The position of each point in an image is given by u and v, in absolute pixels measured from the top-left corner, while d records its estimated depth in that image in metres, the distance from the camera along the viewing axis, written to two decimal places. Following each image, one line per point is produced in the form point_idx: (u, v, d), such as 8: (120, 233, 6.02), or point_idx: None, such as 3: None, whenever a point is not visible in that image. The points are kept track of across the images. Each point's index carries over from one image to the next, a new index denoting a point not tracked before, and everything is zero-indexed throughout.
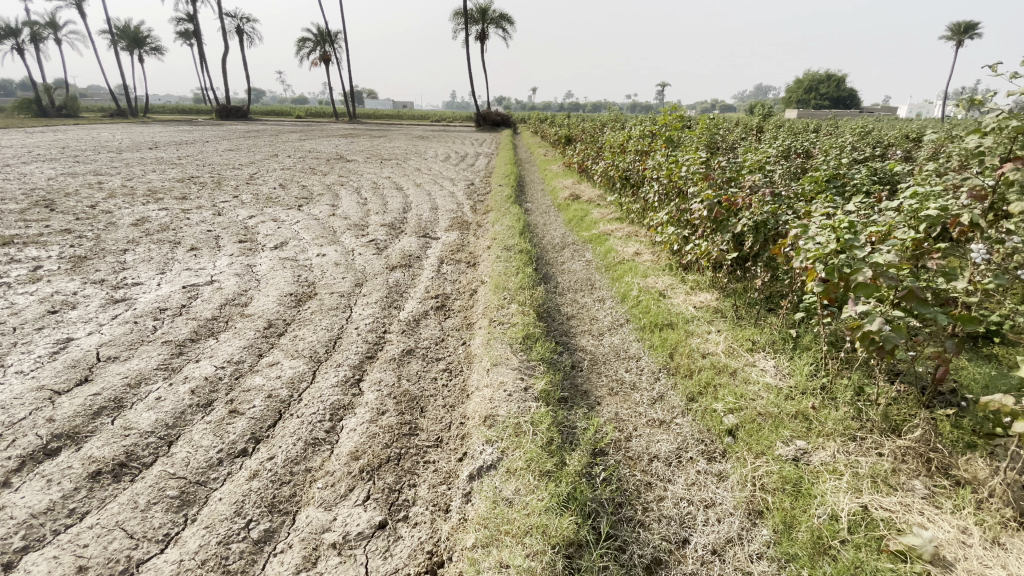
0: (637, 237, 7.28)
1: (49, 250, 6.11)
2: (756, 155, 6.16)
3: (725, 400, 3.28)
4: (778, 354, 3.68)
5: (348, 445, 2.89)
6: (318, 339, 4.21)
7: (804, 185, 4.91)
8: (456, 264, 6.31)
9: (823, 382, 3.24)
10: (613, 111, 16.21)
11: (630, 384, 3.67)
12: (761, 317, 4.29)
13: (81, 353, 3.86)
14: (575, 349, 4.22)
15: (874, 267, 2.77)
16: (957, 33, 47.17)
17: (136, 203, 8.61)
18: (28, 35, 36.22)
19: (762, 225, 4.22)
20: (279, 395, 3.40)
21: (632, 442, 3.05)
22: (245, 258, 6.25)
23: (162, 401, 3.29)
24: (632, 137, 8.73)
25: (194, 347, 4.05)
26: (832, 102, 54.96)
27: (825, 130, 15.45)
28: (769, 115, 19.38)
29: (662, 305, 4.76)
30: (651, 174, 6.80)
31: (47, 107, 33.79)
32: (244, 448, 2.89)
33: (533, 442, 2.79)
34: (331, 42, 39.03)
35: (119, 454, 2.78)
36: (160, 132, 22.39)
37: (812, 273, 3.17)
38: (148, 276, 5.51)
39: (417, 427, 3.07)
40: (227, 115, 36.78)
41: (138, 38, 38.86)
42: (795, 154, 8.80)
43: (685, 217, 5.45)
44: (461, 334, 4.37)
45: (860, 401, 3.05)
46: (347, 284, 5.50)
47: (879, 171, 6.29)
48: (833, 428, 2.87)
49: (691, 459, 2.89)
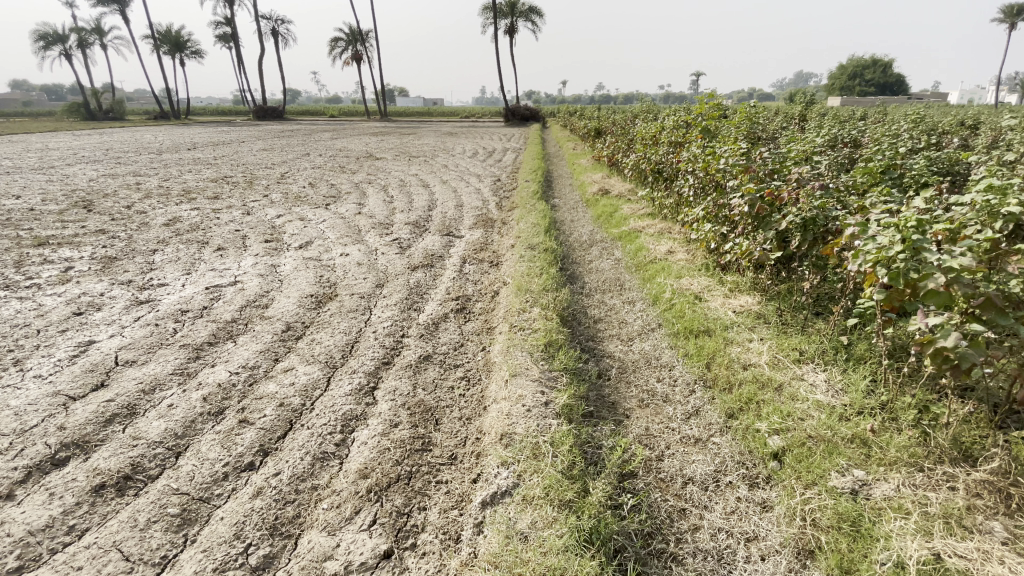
0: (670, 233, 6.92)
1: (81, 251, 6.22)
2: (801, 146, 5.71)
3: (770, 419, 2.95)
4: (829, 367, 3.32)
5: (357, 461, 2.72)
6: (335, 343, 4.08)
7: (856, 177, 4.48)
8: (478, 264, 6.10)
9: (883, 401, 2.88)
10: (645, 102, 15.70)
11: (662, 396, 3.39)
12: (809, 323, 3.91)
13: (100, 356, 3.84)
14: (603, 355, 3.96)
15: (946, 272, 2.40)
16: (1016, 14, 44.29)
17: (169, 203, 8.75)
18: (78, 41, 38.02)
19: (811, 222, 3.84)
20: (291, 403, 3.26)
21: (664, 462, 2.79)
22: (270, 257, 6.22)
23: (174, 409, 3.21)
24: (666, 128, 8.31)
25: (211, 351, 3.98)
26: (879, 88, 52.39)
27: (873, 115, 14.54)
28: (811, 102, 18.49)
29: (698, 309, 4.44)
30: (686, 167, 6.41)
31: (96, 111, 35.43)
32: (251, 461, 2.76)
33: (553, 465, 2.56)
34: (363, 41, 39.56)
35: (124, 467, 2.71)
36: (197, 132, 23.10)
37: (871, 278, 2.80)
38: (174, 277, 5.53)
39: (430, 442, 2.88)
40: (263, 115, 37.77)
41: (179, 43, 40.28)
42: (842, 143, 8.23)
43: (723, 213, 5.11)
44: (481, 339, 4.17)
45: (925, 422, 2.69)
46: (368, 285, 5.37)
47: (938, 160, 5.75)
48: (896, 455, 2.52)
49: (731, 484, 2.61)
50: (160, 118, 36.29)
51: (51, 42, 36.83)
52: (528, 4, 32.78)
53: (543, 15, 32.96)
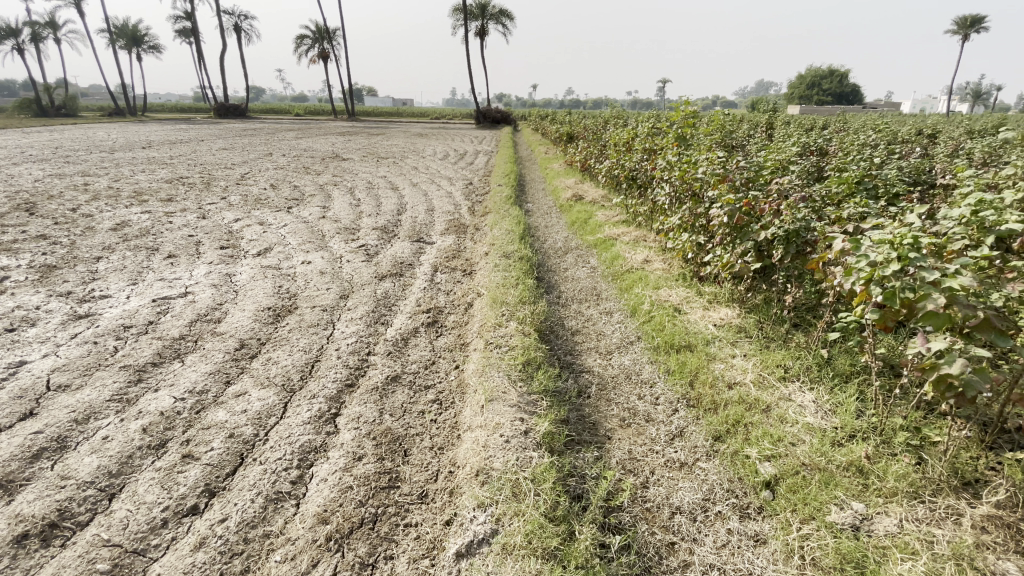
0: (646, 242, 6.84)
1: (17, 258, 5.67)
2: (774, 155, 5.69)
3: (760, 444, 2.81)
4: (816, 386, 3.23)
5: (316, 503, 2.44)
6: (294, 363, 3.76)
7: (832, 187, 4.43)
8: (451, 273, 5.85)
9: (874, 424, 2.80)
10: (616, 107, 15.73)
11: (644, 416, 3.23)
12: (790, 337, 3.82)
13: (29, 379, 3.40)
14: (581, 371, 3.78)
15: (946, 292, 2.30)
16: (961, 28, 46.69)
17: (119, 206, 8.14)
18: (25, 33, 35.86)
19: (794, 235, 3.72)
20: (242, 434, 2.94)
21: (650, 491, 2.62)
22: (226, 266, 5.80)
23: (109, 442, 2.81)
24: (639, 134, 8.23)
25: (156, 372, 3.59)
26: (835, 97, 54.53)
27: (836, 124, 14.94)
28: (774, 109, 18.98)
29: (678, 322, 4.30)
30: (661, 174, 6.31)
31: (44, 106, 33.38)
32: (195, 504, 2.44)
33: (535, 506, 2.34)
34: (331, 39, 38.63)
35: (49, 512, 2.34)
36: (152, 130, 21.21)
37: (864, 296, 2.69)
38: (119, 287, 5.07)
39: (398, 477, 2.62)
40: (225, 113, 36.31)
41: (135, 36, 38.41)
42: (810, 151, 8.34)
43: (700, 222, 5.01)
44: (454, 356, 3.93)
45: (918, 448, 2.61)
46: (333, 296, 5.05)
47: (907, 171, 5.82)
48: (895, 486, 2.41)
49: (721, 514, 2.46)
50: (113, 114, 34.39)
51: None
52: (498, 7, 32.66)
53: (513, 18, 32.94)
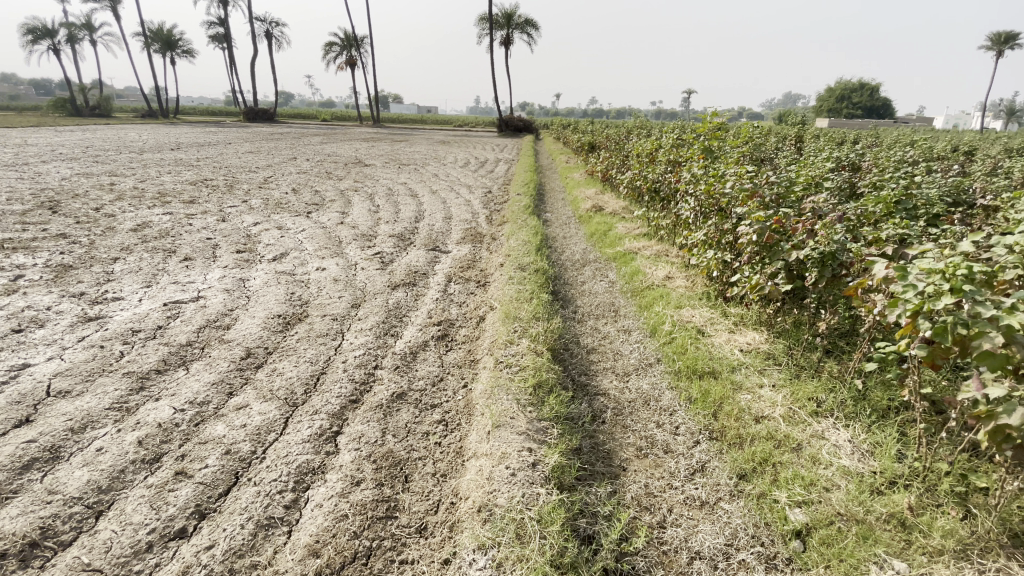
0: (667, 257, 6.63)
1: (37, 257, 5.72)
2: (805, 170, 5.43)
3: (790, 488, 2.58)
4: (852, 423, 2.98)
5: (308, 532, 2.30)
6: (298, 375, 3.65)
7: (868, 206, 4.18)
8: (464, 284, 5.72)
9: (918, 471, 2.55)
10: (640, 117, 15.50)
11: (663, 446, 3.02)
12: (822, 365, 3.58)
13: (30, 383, 3.35)
14: (596, 393, 3.59)
15: (1006, 330, 2.06)
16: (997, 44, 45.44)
17: (141, 206, 8.24)
18: (67, 36, 37.25)
19: (830, 257, 3.46)
20: (240, 451, 2.82)
21: (668, 532, 2.41)
22: (240, 270, 5.76)
23: (102, 455, 2.72)
24: (663, 146, 8.01)
25: (158, 380, 3.51)
26: (865, 111, 53.39)
27: (867, 137, 14.48)
28: (803, 122, 18.58)
29: (701, 345, 4.07)
30: (686, 188, 6.07)
31: (81, 106, 34.53)
32: (183, 527, 2.32)
33: (540, 550, 2.16)
34: (358, 46, 39.25)
35: (31, 530, 2.24)
36: (182, 132, 21.76)
37: (908, 329, 2.45)
38: (132, 289, 5.05)
39: (396, 507, 2.47)
40: (253, 116, 37.12)
41: (170, 41, 39.61)
42: (841, 166, 8.00)
43: (726, 238, 4.78)
44: (463, 373, 3.77)
45: (969, 501, 2.35)
46: (344, 305, 4.95)
47: (947, 190, 5.49)
48: (942, 544, 2.17)
49: (745, 564, 2.24)
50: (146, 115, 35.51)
51: (40, 36, 35.99)
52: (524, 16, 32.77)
53: (538, 27, 33.05)
